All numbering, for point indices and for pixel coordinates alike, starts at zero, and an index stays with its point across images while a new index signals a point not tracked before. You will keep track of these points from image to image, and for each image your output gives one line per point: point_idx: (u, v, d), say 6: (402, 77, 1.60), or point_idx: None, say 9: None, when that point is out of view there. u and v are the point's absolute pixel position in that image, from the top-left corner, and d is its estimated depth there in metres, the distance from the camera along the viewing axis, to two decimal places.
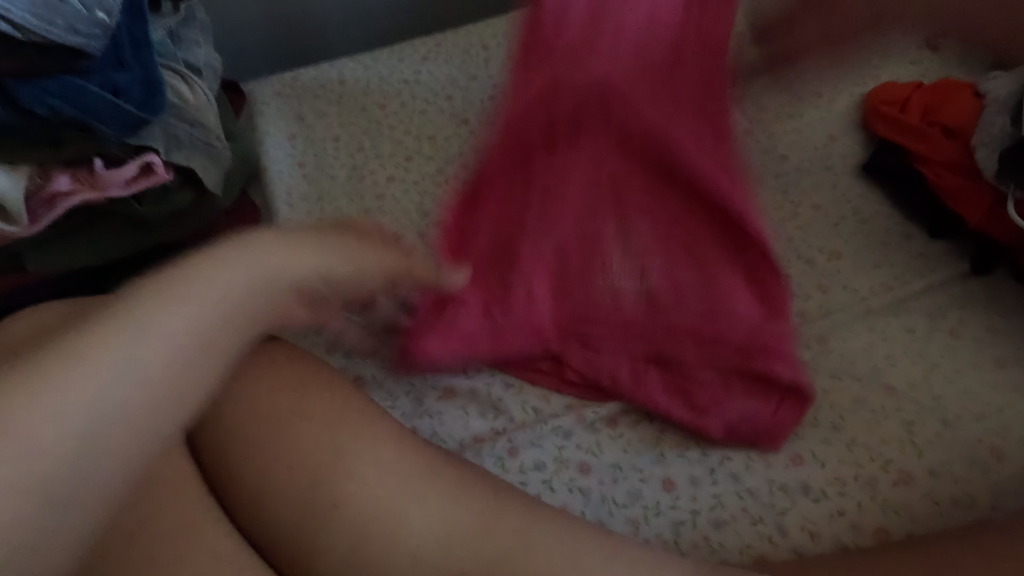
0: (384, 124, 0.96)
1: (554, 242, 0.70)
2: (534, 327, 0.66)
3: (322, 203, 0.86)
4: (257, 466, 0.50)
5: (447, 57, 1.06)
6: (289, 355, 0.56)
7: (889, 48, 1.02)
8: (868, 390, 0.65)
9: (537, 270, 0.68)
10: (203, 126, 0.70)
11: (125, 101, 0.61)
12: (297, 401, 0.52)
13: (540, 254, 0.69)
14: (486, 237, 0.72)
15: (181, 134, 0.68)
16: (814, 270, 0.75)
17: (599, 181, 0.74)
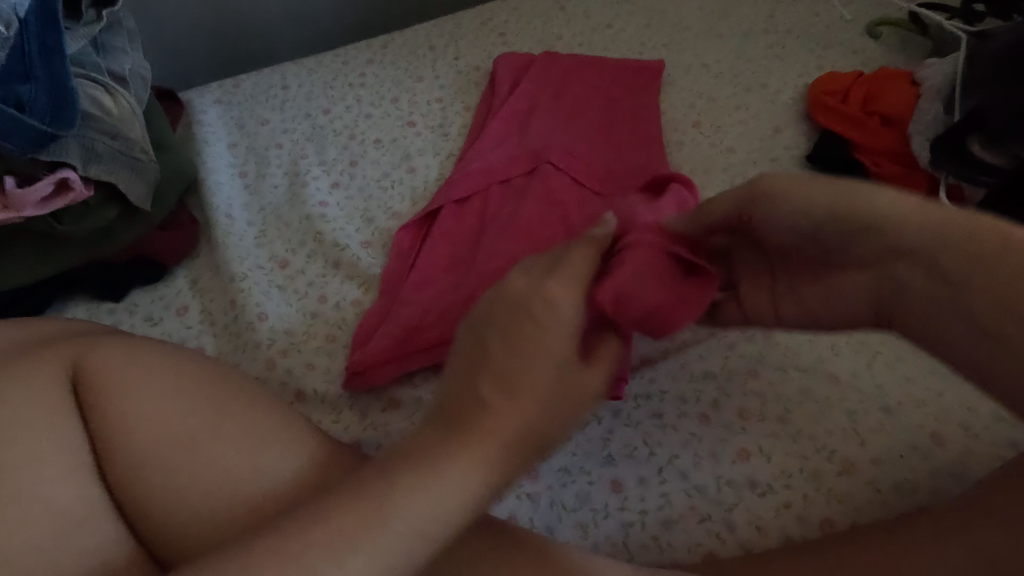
0: (329, 129, 0.93)
1: (510, 251, 0.74)
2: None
3: (263, 212, 0.83)
4: (172, 495, 0.48)
5: (392, 58, 1.04)
6: (215, 373, 0.54)
7: (832, 38, 1.03)
8: (813, 381, 0.65)
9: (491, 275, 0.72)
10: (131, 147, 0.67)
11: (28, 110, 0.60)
12: (218, 424, 0.50)
13: (495, 263, 0.73)
14: (445, 255, 0.76)
15: (100, 148, 0.65)
16: None
17: (556, 197, 0.80)
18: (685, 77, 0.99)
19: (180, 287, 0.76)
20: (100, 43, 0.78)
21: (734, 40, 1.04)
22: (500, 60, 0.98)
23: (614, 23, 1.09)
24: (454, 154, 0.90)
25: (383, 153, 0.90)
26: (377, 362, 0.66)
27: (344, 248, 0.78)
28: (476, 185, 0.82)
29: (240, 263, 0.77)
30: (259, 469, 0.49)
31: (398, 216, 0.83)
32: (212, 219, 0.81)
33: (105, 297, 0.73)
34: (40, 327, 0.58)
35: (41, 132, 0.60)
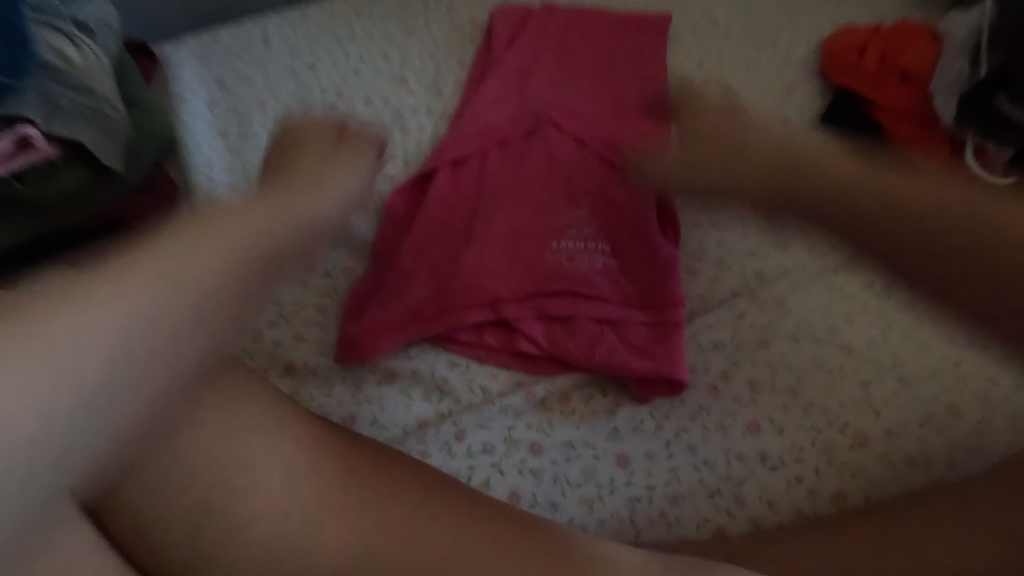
0: (314, 88, 0.88)
1: (510, 216, 0.70)
2: (482, 298, 0.64)
3: (247, 175, 0.78)
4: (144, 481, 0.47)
5: (381, 11, 0.97)
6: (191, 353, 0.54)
7: None
8: (826, 352, 0.62)
9: (491, 240, 0.68)
10: (99, 105, 0.62)
11: None
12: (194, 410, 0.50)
13: (495, 228, 0.69)
14: (442, 220, 0.72)
15: (64, 103, 0.60)
16: (772, 230, 0.72)
17: (557, 160, 0.76)
18: (692, 33, 0.93)
19: None
20: None
21: None
22: (498, 12, 0.92)
23: None
24: (448, 115, 0.85)
25: (373, 113, 0.85)
26: (372, 334, 0.62)
27: None
28: (472, 147, 0.78)
29: None
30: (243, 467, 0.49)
31: (391, 180, 0.78)
32: (192, 183, 0.76)
33: None
34: None
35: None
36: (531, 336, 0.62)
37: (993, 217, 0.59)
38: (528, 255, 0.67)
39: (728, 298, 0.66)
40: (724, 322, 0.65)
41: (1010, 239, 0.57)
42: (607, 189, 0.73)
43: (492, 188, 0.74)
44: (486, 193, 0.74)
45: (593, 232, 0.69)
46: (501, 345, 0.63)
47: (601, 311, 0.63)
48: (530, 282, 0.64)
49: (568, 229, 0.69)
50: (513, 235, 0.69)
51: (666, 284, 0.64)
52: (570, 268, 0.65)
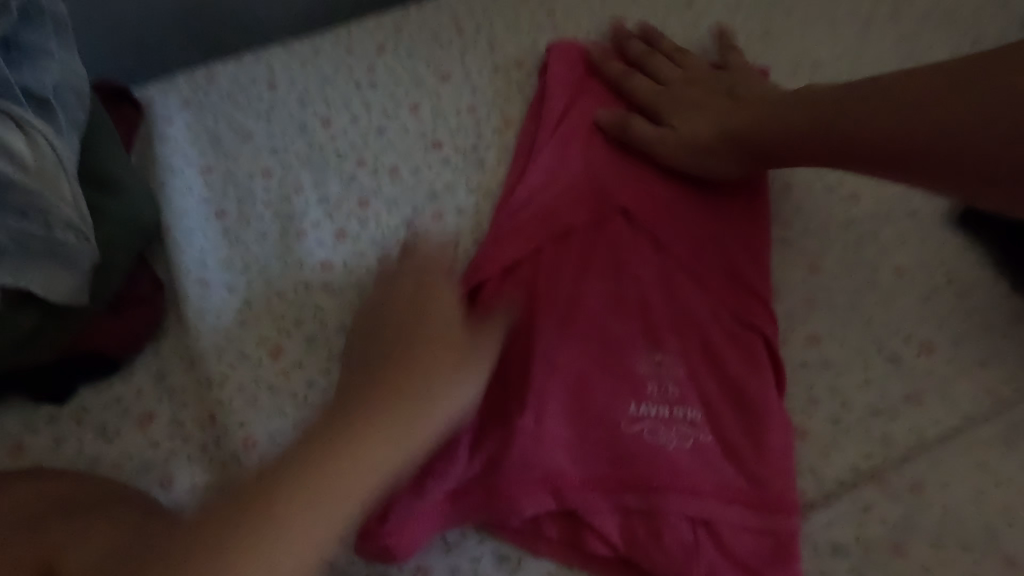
0: (330, 151, 0.72)
1: (573, 360, 0.56)
2: (539, 480, 0.51)
3: (247, 271, 0.64)
4: None
5: (410, 45, 0.81)
6: None
7: (981, 28, 0.79)
8: (981, 566, 0.49)
9: (550, 395, 0.55)
10: (61, 238, 0.49)
11: None
12: None
13: (557, 380, 0.55)
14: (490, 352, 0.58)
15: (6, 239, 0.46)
16: (902, 372, 0.57)
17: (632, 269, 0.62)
18: (789, 86, 0.76)
19: (141, 385, 0.58)
20: (18, 44, 0.55)
21: (852, 29, 0.81)
22: (554, 48, 0.75)
23: None
24: (492, 192, 0.69)
25: (401, 189, 0.69)
26: (409, 523, 0.50)
27: (350, 337, 0.60)
28: (527, 246, 0.62)
29: (218, 355, 0.59)
30: None
31: None
32: (181, 286, 0.62)
33: (45, 401, 0.57)
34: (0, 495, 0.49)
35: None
36: (602, 532, 0.50)
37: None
38: (598, 417, 0.54)
39: (848, 481, 0.52)
40: (846, 517, 0.51)
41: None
42: (692, 317, 0.59)
43: (555, 303, 0.59)
44: (548, 309, 0.59)
45: (674, 389, 0.56)
46: (564, 537, 0.51)
47: (686, 509, 0.50)
48: (605, 467, 0.52)
49: (648, 383, 0.56)
50: (577, 384, 0.56)
51: (775, 486, 0.51)
52: (644, 443, 0.53)
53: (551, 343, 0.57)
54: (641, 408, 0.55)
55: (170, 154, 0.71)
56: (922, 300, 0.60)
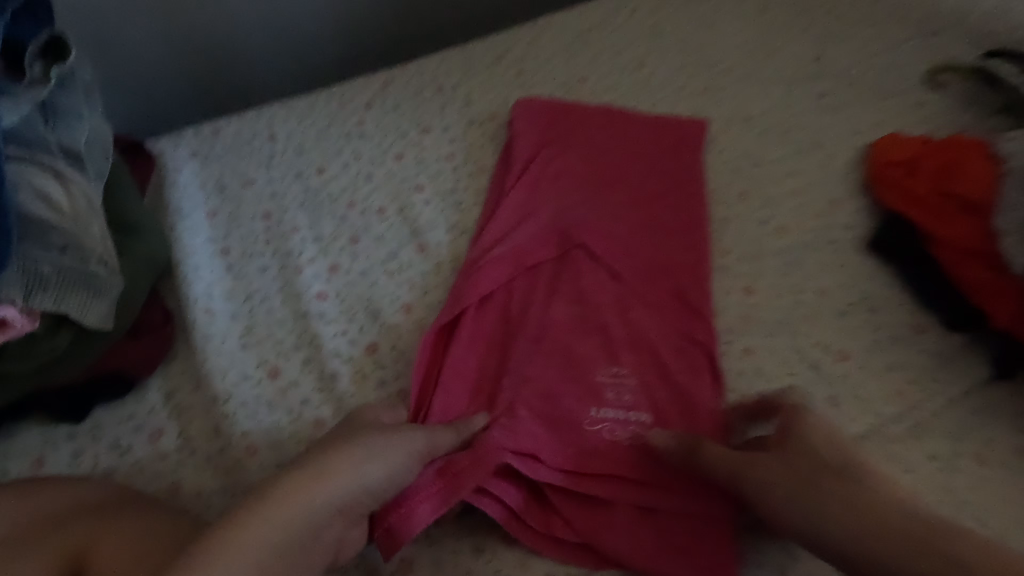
0: (324, 195, 0.81)
1: (542, 372, 0.65)
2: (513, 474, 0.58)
3: (250, 302, 0.72)
4: None
5: (396, 102, 0.91)
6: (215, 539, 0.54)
7: (888, 86, 0.92)
8: None
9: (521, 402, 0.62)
10: (92, 271, 0.56)
11: None
12: None
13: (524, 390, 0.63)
14: (468, 366, 0.66)
15: (47, 271, 0.52)
16: (823, 378, 0.66)
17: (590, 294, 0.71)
18: (726, 135, 0.88)
19: (153, 404, 0.65)
20: (54, 110, 0.64)
21: (779, 87, 0.93)
22: (519, 107, 0.86)
23: (645, 63, 0.97)
24: (468, 230, 0.78)
25: (388, 228, 0.78)
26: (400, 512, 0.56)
27: (342, 359, 0.68)
28: (500, 276, 0.71)
29: (225, 374, 0.66)
30: None
31: (406, 310, 0.72)
32: (190, 315, 0.69)
33: (64, 418, 0.63)
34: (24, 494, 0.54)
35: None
36: (569, 522, 0.57)
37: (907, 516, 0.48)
38: (565, 421, 0.62)
39: None
40: None
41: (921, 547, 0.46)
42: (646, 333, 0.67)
43: (526, 324, 0.68)
44: (519, 330, 0.67)
45: (630, 395, 0.64)
46: (536, 529, 0.57)
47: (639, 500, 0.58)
48: (572, 464, 0.59)
49: (606, 389, 0.64)
50: (546, 393, 0.64)
51: None
52: (605, 443, 0.61)
53: (523, 359, 0.65)
54: (602, 412, 0.63)
55: (182, 200, 0.80)
56: (839, 316, 0.70)
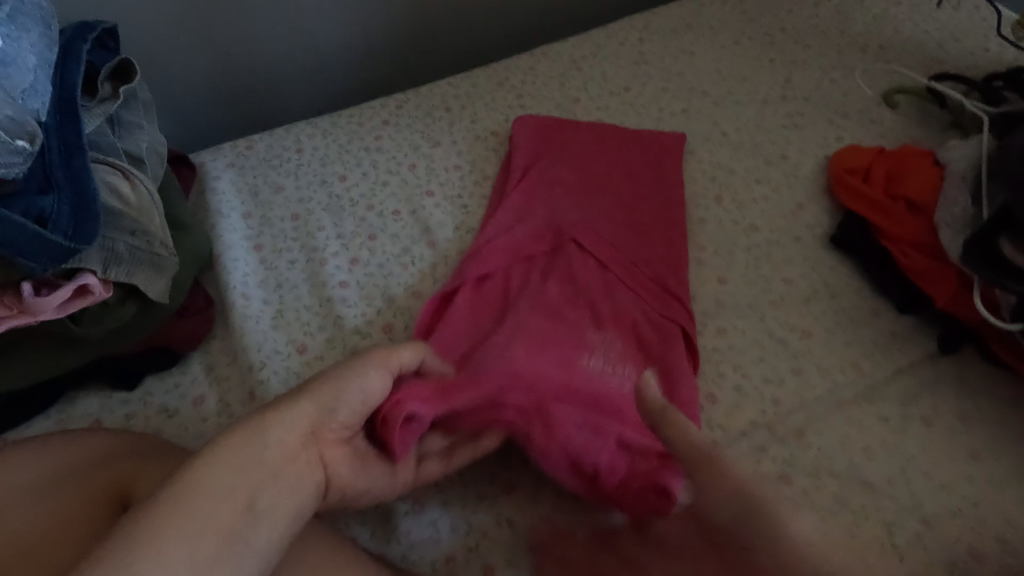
0: (346, 199, 0.92)
1: (536, 327, 0.74)
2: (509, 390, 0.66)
3: (280, 289, 0.81)
4: None
5: (409, 121, 1.03)
6: None
7: (849, 106, 1.03)
8: (847, 490, 0.64)
9: (516, 349, 0.71)
10: (155, 251, 0.65)
11: (65, 208, 0.57)
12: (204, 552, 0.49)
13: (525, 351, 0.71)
14: (468, 326, 0.75)
15: (122, 249, 0.62)
16: (788, 353, 0.74)
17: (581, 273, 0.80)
18: (704, 147, 0.98)
19: (196, 374, 0.73)
20: (117, 120, 0.74)
21: (751, 106, 1.04)
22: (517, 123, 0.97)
23: (631, 86, 1.08)
24: (472, 229, 0.88)
25: (402, 227, 0.88)
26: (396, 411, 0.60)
27: (362, 337, 0.77)
28: (500, 262, 0.80)
29: (259, 349, 0.75)
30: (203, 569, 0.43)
31: (418, 296, 0.81)
32: (228, 299, 0.79)
33: (118, 385, 0.71)
34: (87, 441, 0.62)
35: (63, 249, 0.56)
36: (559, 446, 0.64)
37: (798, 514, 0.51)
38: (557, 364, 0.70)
39: (747, 430, 0.68)
40: (746, 456, 0.67)
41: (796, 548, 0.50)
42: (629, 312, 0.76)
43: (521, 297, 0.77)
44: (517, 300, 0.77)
45: (614, 352, 0.73)
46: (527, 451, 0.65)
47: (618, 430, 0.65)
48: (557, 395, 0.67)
49: (595, 345, 0.73)
50: (538, 343, 0.72)
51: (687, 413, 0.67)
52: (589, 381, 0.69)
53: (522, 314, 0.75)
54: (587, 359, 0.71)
55: (220, 203, 0.90)
56: (803, 301, 0.79)
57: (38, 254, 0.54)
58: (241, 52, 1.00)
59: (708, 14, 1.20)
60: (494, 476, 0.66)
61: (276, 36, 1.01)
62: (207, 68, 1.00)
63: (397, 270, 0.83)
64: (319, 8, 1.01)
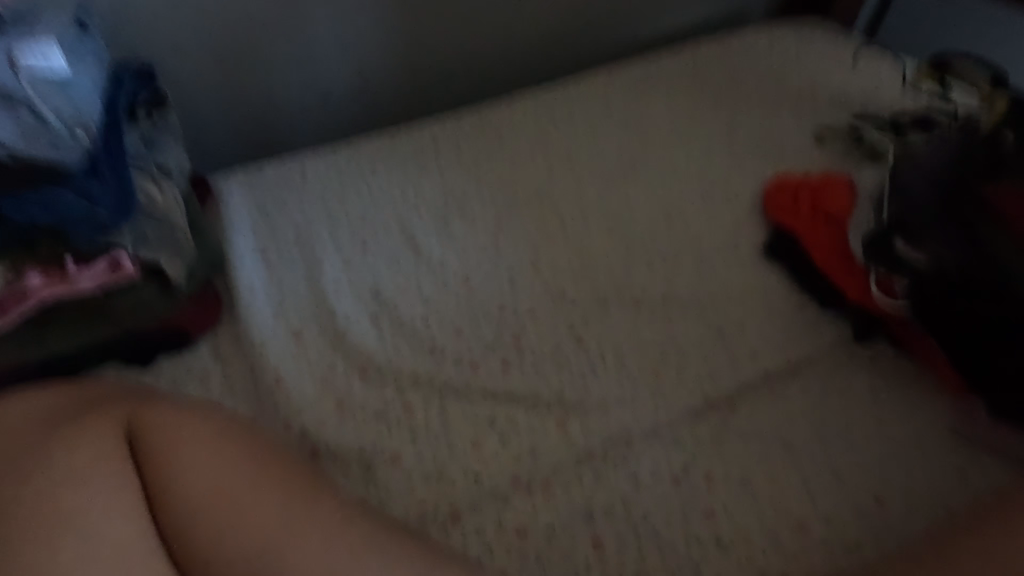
0: (341, 214, 1.03)
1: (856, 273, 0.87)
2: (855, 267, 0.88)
3: (280, 287, 0.92)
4: (166, 485, 0.59)
5: (400, 151, 1.15)
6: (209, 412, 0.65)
7: (785, 142, 1.18)
8: (771, 448, 0.73)
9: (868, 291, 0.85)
10: (169, 232, 0.78)
11: (100, 186, 0.69)
12: (196, 464, 0.59)
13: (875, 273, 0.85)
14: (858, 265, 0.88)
15: (150, 234, 0.76)
16: (723, 339, 0.85)
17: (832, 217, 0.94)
18: (657, 175, 1.12)
19: (203, 354, 0.83)
20: (150, 138, 0.86)
21: (700, 141, 1.19)
22: (530, 165, 1.14)
23: (596, 125, 1.23)
24: (453, 238, 1.00)
25: (391, 236, 1.00)
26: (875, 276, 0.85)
27: (352, 323, 0.87)
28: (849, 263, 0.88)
29: (262, 331, 0.85)
30: (207, 478, 0.59)
31: (401, 291, 0.92)
32: (237, 293, 0.89)
33: (133, 362, 0.80)
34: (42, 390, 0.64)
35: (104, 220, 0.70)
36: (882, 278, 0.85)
37: (695, 417, 0.77)
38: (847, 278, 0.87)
39: (686, 398, 0.78)
40: (683, 420, 0.76)
41: (680, 339, 0.85)
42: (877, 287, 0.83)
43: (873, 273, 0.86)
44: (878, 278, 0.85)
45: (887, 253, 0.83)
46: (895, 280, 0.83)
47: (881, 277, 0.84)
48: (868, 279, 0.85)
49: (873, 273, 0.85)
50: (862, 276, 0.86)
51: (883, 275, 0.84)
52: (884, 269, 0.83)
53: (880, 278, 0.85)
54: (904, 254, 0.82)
55: (236, 215, 1.02)
56: (739, 297, 0.91)
57: (46, 217, 0.68)
58: (256, 87, 1.15)
59: (665, 66, 1.37)
60: (463, 433, 0.75)
61: (292, 80, 1.17)
62: (234, 107, 1.16)
63: (386, 268, 0.95)
64: (326, 58, 1.17)
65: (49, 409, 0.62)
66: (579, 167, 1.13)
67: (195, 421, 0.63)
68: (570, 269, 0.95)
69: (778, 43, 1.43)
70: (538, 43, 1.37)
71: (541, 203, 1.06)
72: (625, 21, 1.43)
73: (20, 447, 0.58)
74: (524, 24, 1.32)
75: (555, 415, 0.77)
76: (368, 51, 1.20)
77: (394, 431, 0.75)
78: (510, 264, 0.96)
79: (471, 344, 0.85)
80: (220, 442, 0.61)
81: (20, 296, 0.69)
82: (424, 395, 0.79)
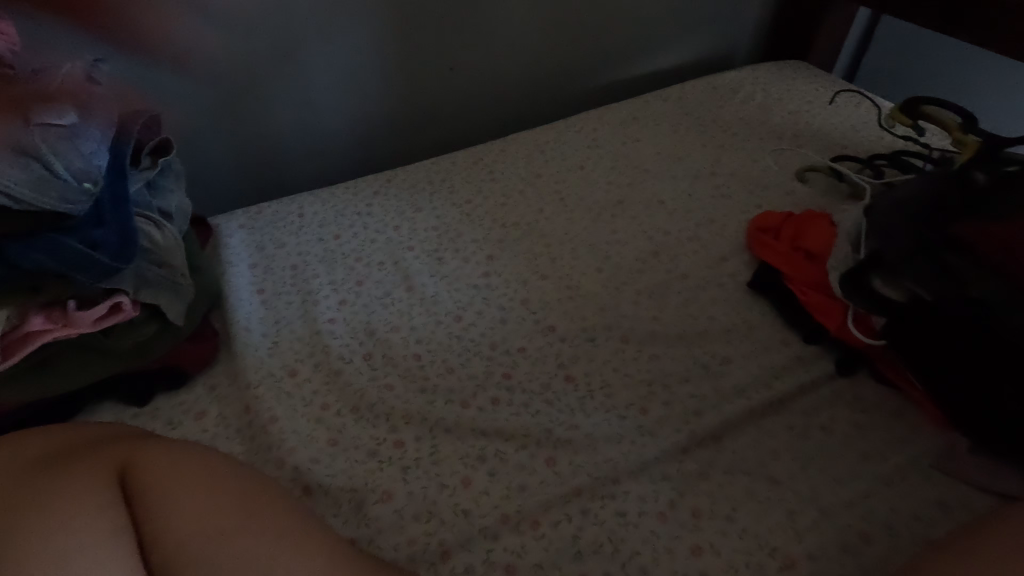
0: (337, 253, 1.06)
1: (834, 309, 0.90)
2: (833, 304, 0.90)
3: (277, 325, 0.94)
4: (158, 523, 0.60)
5: (395, 190, 1.19)
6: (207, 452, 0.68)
7: (769, 180, 1.22)
8: (756, 484, 0.75)
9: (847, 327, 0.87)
10: (170, 275, 0.81)
11: (105, 232, 0.73)
12: (188, 502, 0.61)
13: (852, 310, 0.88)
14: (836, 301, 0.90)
15: (151, 276, 0.79)
16: (709, 374, 0.87)
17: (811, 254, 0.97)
18: (645, 213, 1.16)
19: (199, 393, 0.85)
20: (153, 184, 0.90)
21: (686, 181, 1.23)
22: (522, 204, 1.17)
23: (586, 165, 1.27)
24: (446, 276, 1.02)
25: (385, 274, 1.03)
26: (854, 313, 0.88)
27: (345, 360, 0.89)
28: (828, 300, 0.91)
29: (257, 369, 0.87)
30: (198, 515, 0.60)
31: (395, 328, 0.94)
32: (233, 332, 0.91)
33: (131, 403, 0.82)
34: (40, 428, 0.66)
35: (108, 265, 0.73)
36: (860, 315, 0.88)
37: (681, 453, 0.78)
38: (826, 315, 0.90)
39: (672, 434, 0.80)
40: (670, 456, 0.78)
41: (666, 374, 0.87)
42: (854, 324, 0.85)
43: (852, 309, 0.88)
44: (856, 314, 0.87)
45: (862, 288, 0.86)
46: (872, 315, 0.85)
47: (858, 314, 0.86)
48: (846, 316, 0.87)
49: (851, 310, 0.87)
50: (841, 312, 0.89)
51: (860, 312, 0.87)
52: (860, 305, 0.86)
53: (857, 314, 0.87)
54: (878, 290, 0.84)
55: (235, 255, 1.05)
56: (725, 333, 0.93)
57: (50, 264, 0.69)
58: (258, 133, 1.20)
59: (653, 108, 1.42)
60: (454, 470, 0.76)
61: (291, 126, 1.22)
62: (241, 152, 1.20)
63: (380, 306, 0.97)
64: (325, 104, 1.22)
65: (49, 448, 0.64)
66: (569, 206, 1.17)
67: (190, 461, 0.65)
68: (560, 306, 0.97)
69: (762, 85, 1.48)
70: (530, 89, 1.42)
71: (533, 241, 1.09)
72: (614, 66, 1.49)
73: (15, 485, 0.60)
74: (517, 72, 1.38)
75: (544, 451, 0.78)
76: (368, 98, 1.25)
77: (386, 469, 0.76)
78: (501, 302, 0.98)
79: (464, 381, 0.86)
80: (214, 480, 0.63)
81: (22, 339, 0.72)
82: (416, 432, 0.80)
